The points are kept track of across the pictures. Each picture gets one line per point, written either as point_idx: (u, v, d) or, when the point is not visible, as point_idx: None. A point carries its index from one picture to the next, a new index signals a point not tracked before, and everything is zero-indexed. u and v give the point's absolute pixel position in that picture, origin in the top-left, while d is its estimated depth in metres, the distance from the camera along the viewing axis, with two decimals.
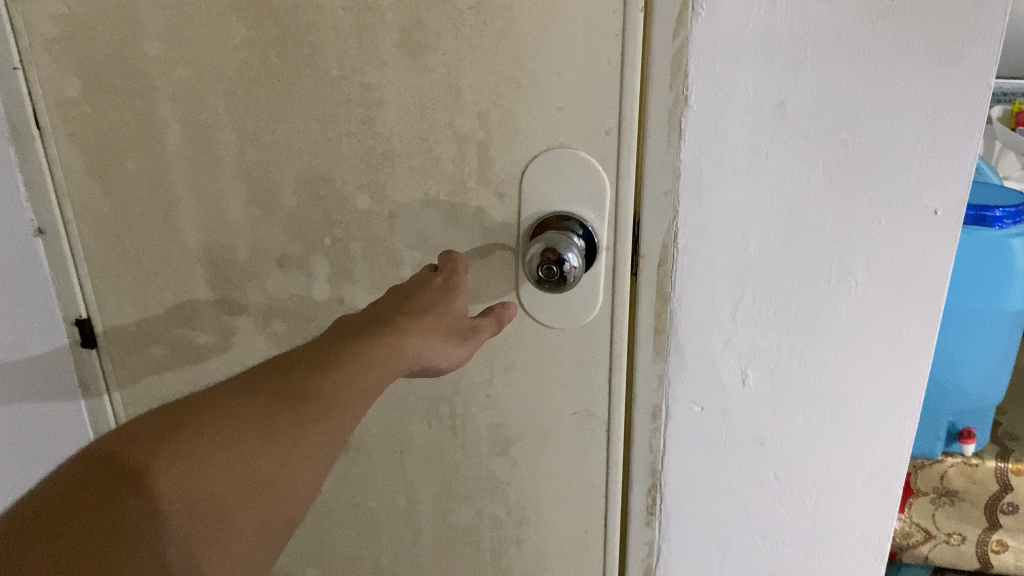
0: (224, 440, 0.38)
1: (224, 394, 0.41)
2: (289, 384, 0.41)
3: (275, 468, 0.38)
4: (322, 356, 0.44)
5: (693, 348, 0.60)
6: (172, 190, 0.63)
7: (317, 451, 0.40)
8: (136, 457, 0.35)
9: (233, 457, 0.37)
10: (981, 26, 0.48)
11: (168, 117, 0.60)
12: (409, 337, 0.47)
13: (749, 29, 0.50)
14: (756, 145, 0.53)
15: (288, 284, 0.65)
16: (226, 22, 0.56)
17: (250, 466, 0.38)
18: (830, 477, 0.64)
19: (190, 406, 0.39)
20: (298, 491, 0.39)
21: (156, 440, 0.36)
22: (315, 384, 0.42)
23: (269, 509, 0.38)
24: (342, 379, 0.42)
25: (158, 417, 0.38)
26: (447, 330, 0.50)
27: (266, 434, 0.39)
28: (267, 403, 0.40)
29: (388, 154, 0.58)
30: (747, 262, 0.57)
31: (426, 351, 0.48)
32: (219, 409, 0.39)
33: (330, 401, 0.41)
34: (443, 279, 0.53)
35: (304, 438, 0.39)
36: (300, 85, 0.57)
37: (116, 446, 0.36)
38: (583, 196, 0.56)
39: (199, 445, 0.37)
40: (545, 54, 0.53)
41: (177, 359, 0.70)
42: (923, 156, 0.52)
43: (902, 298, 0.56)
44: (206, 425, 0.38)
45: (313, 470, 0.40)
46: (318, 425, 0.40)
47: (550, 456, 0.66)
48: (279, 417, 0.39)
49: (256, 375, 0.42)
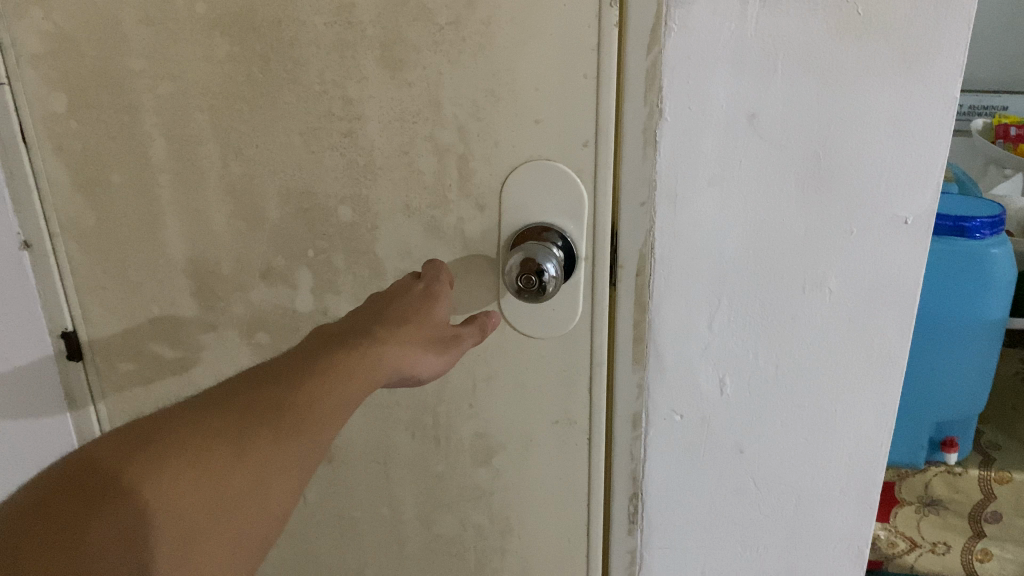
0: (195, 455, 0.39)
1: (198, 408, 0.42)
2: (266, 398, 0.42)
3: (248, 486, 0.39)
4: (298, 368, 0.45)
5: (672, 358, 0.61)
6: (157, 203, 0.64)
7: (292, 465, 0.41)
8: (105, 475, 0.37)
9: (204, 471, 0.38)
10: (945, 40, 0.49)
11: (154, 131, 0.61)
12: (388, 347, 0.48)
13: (720, 43, 0.51)
14: (729, 156, 0.54)
15: (273, 297, 0.65)
16: (210, 38, 0.57)
17: (223, 481, 0.38)
18: (809, 484, 0.65)
19: (161, 422, 0.40)
20: (272, 508, 0.40)
21: (126, 458, 0.38)
22: (291, 397, 0.42)
23: (243, 522, 0.39)
24: (319, 392, 0.43)
25: (130, 434, 0.39)
26: (427, 339, 0.51)
27: (239, 453, 0.40)
28: (241, 418, 0.41)
29: (369, 166, 0.59)
30: (723, 272, 0.57)
31: (407, 360, 0.49)
32: (190, 425, 0.40)
33: (307, 416, 0.42)
34: (423, 287, 0.54)
35: (278, 452, 0.40)
36: (283, 99, 0.58)
37: (85, 463, 0.37)
38: (562, 208, 0.57)
39: (169, 460, 0.38)
40: (523, 69, 0.54)
41: (162, 371, 0.70)
42: (892, 166, 0.53)
43: (875, 306, 0.57)
44: (179, 441, 0.39)
45: (290, 482, 0.41)
46: (293, 439, 0.41)
47: (532, 465, 0.66)
48: (252, 431, 0.40)
49: (230, 387, 0.44)
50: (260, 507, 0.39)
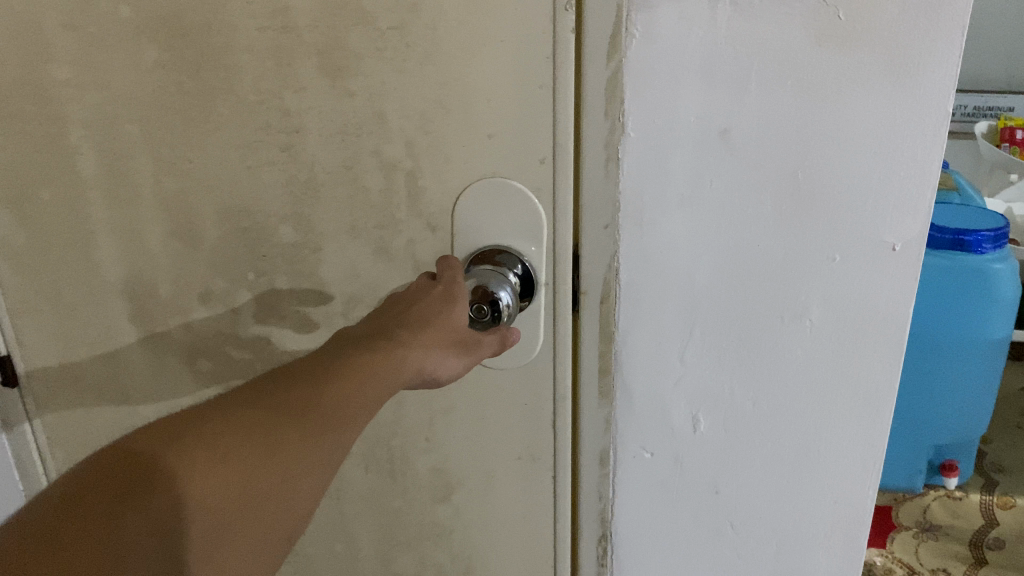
0: (222, 455, 0.37)
1: (223, 406, 0.39)
2: (291, 397, 0.40)
3: (275, 485, 0.37)
4: (319, 368, 0.42)
5: (641, 390, 0.56)
6: (90, 221, 0.59)
7: (316, 467, 0.39)
8: (137, 470, 0.35)
9: (233, 471, 0.36)
10: (937, 48, 0.45)
11: (83, 145, 0.56)
12: (409, 351, 0.44)
13: (689, 50, 0.46)
14: (700, 174, 0.49)
15: (214, 321, 0.61)
16: (138, 44, 0.52)
17: (251, 481, 0.37)
18: (790, 528, 0.61)
19: (193, 416, 0.38)
20: (295, 510, 0.38)
21: (157, 456, 0.36)
22: (315, 398, 0.40)
23: (268, 523, 0.37)
24: (343, 394, 0.41)
25: (157, 431, 0.37)
26: (451, 339, 0.47)
27: (267, 453, 0.37)
28: (269, 416, 0.39)
29: (311, 183, 0.54)
30: (695, 300, 0.53)
31: (426, 363, 0.45)
32: (217, 424, 0.38)
33: (332, 417, 0.40)
34: (442, 288, 0.49)
35: (303, 455, 0.38)
36: (217, 110, 0.53)
37: (115, 459, 0.35)
38: (519, 229, 0.52)
39: (198, 460, 0.36)
40: (472, 78, 0.49)
41: (102, 397, 0.66)
42: (878, 186, 0.49)
43: (860, 341, 0.53)
44: (206, 440, 0.37)
45: (314, 483, 0.39)
46: (316, 441, 0.39)
47: (493, 503, 0.61)
48: (276, 432, 0.38)
49: (258, 384, 0.41)
50: (285, 507, 0.38)
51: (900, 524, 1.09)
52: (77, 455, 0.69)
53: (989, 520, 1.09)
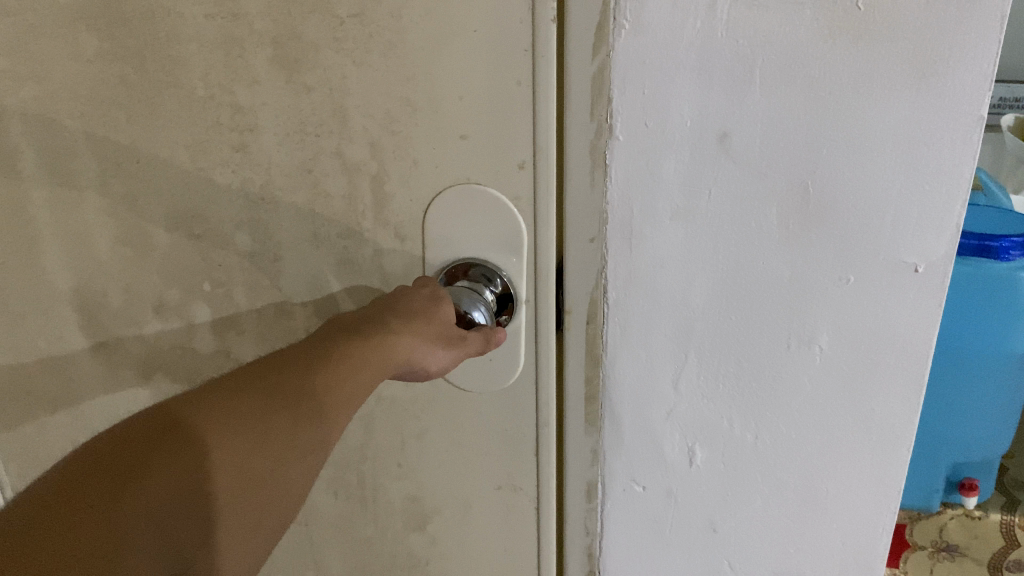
0: (218, 437, 0.32)
1: (211, 387, 0.34)
2: (283, 381, 0.35)
3: (270, 469, 0.33)
4: (307, 353, 0.37)
5: (629, 418, 0.52)
6: (32, 225, 0.53)
7: (313, 450, 0.35)
8: (130, 454, 0.30)
9: (227, 455, 0.32)
10: (967, 46, 0.39)
11: (21, 142, 0.51)
12: (396, 338, 0.39)
13: (682, 45, 0.41)
14: (696, 183, 0.44)
15: (169, 334, 0.56)
16: (74, 31, 0.47)
17: (247, 466, 0.32)
18: (793, 570, 0.56)
19: (181, 400, 0.33)
20: (292, 494, 0.34)
21: (150, 442, 0.31)
22: (307, 382, 0.35)
23: (263, 511, 0.33)
24: (335, 378, 0.36)
25: (146, 416, 0.32)
26: (436, 333, 0.41)
27: (262, 437, 0.33)
28: (262, 398, 0.34)
29: (268, 188, 0.49)
30: (690, 323, 0.48)
31: (414, 355, 0.40)
32: (210, 405, 0.33)
33: (325, 402, 0.35)
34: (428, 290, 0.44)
35: (299, 438, 0.34)
36: (164, 106, 0.48)
37: (104, 445, 0.30)
38: (496, 242, 0.47)
39: (195, 444, 0.31)
40: (441, 73, 0.43)
41: (50, 413, 0.59)
42: (900, 198, 0.43)
43: (874, 372, 0.48)
44: (198, 423, 0.32)
45: (309, 468, 0.35)
46: (313, 425, 0.35)
47: (472, 534, 0.57)
48: (271, 416, 0.34)
49: (247, 368, 0.36)
50: (282, 494, 0.34)
51: (913, 544, 1.05)
52: (28, 475, 0.63)
53: (1009, 541, 1.04)
